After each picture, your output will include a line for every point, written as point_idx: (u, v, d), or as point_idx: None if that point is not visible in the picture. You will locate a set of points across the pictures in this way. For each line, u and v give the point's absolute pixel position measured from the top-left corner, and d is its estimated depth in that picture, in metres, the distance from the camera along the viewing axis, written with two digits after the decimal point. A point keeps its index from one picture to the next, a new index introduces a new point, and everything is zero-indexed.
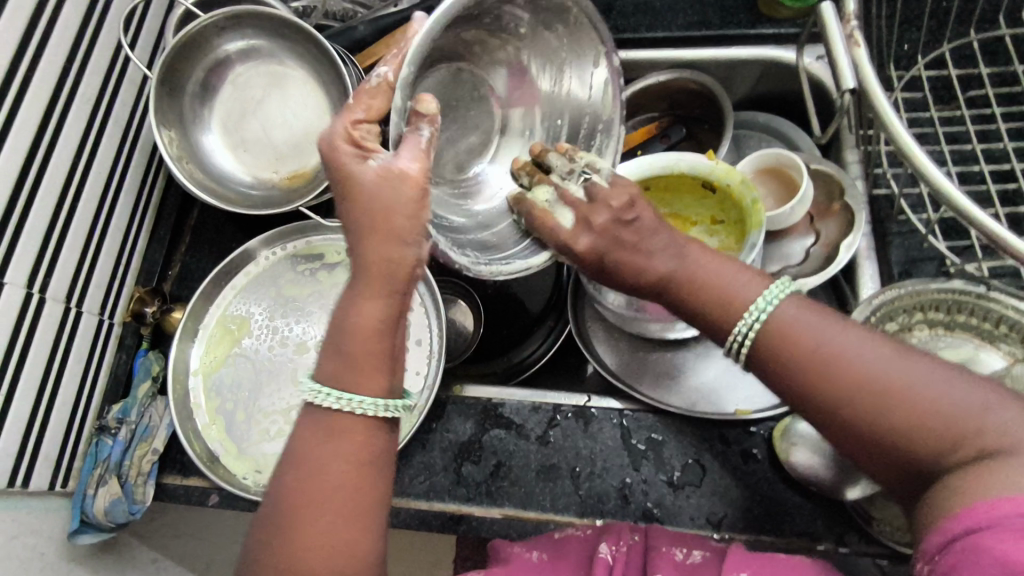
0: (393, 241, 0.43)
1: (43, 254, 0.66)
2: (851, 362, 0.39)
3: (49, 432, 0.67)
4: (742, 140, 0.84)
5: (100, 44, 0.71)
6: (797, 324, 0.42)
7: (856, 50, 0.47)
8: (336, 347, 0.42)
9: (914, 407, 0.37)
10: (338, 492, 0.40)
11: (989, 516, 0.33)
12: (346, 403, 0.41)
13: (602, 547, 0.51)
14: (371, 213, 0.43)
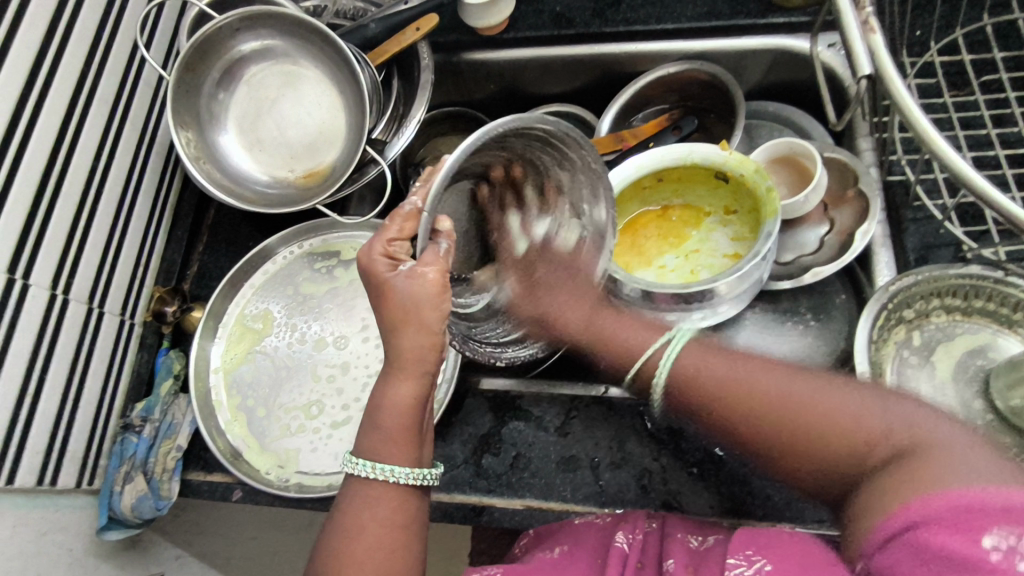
0: (415, 331, 0.46)
1: (66, 256, 0.67)
2: (761, 390, 0.46)
3: (75, 431, 0.68)
4: (753, 129, 0.85)
5: (117, 48, 0.72)
6: (698, 361, 0.49)
7: (872, 36, 0.47)
8: (372, 423, 0.47)
9: (813, 414, 0.44)
10: (381, 552, 0.45)
11: (927, 510, 0.34)
12: (377, 471, 0.46)
13: (619, 537, 0.52)
14: (414, 326, 0.46)
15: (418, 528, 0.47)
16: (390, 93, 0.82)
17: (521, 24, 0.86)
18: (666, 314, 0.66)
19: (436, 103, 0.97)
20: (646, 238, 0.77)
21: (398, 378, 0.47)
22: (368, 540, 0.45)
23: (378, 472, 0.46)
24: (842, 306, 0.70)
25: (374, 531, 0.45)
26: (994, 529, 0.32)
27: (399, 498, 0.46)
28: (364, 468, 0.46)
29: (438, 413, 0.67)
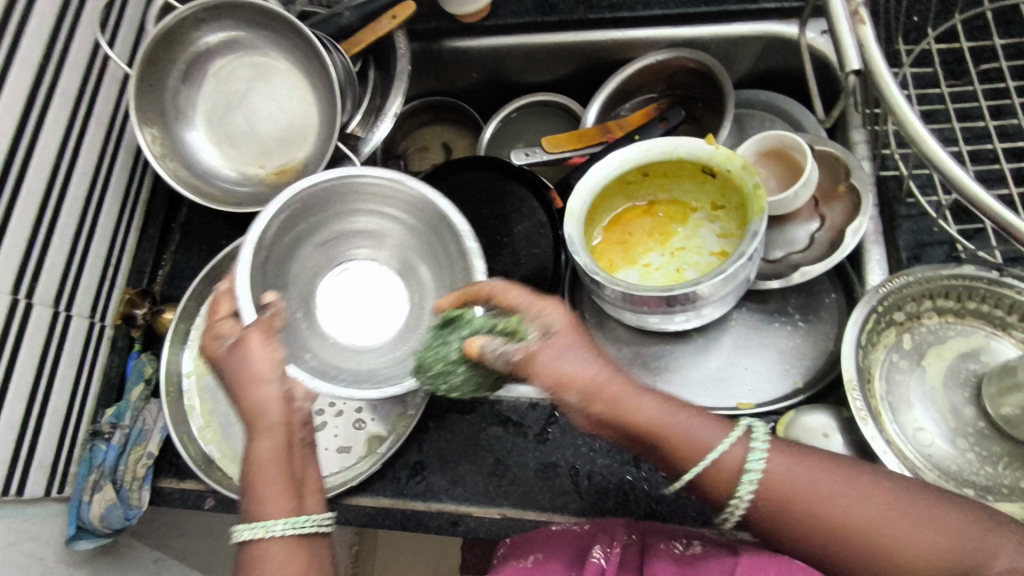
0: (258, 386, 0.48)
1: (28, 259, 0.64)
2: (840, 521, 0.42)
3: (42, 438, 0.66)
4: (744, 120, 0.81)
5: (79, 39, 0.69)
6: (791, 471, 0.43)
7: (862, 27, 0.44)
8: (252, 489, 0.46)
9: (907, 556, 0.41)
10: None
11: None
12: (269, 529, 0.44)
13: (595, 550, 0.49)
14: (255, 393, 0.48)
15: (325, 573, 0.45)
16: (366, 84, 0.79)
17: (503, 10, 0.82)
18: (649, 317, 0.65)
19: (416, 93, 0.94)
20: (631, 235, 0.74)
21: (253, 440, 0.47)
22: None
23: (271, 529, 0.44)
24: (831, 305, 0.68)
25: None
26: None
27: (301, 551, 0.45)
28: (251, 531, 0.44)
29: (412, 421, 0.65)
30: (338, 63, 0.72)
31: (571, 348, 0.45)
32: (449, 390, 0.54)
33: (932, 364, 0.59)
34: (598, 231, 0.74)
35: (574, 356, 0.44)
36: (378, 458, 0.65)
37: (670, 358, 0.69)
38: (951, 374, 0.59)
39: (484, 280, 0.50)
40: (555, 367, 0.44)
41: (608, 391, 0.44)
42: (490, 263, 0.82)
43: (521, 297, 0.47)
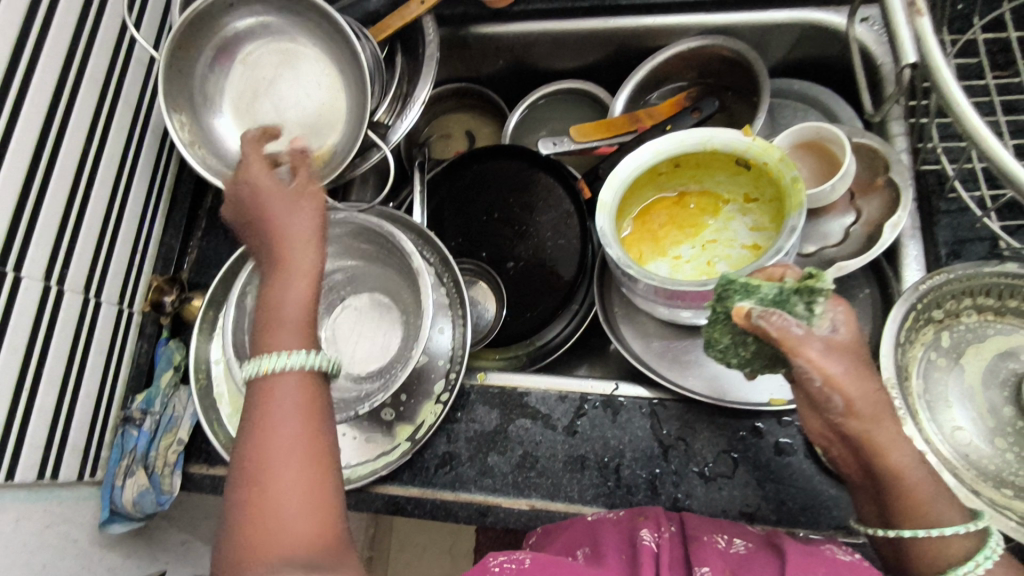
0: (285, 221, 0.51)
1: (60, 245, 0.64)
2: None
3: (75, 423, 0.67)
4: (777, 110, 0.81)
5: (106, 23, 0.69)
6: None
7: (918, 20, 0.42)
8: (276, 321, 0.47)
9: None
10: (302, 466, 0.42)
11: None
12: (274, 363, 0.45)
13: (646, 533, 0.50)
14: (277, 218, 0.52)
15: (327, 409, 0.45)
16: (393, 70, 0.78)
17: None
18: (681, 311, 0.65)
19: (441, 80, 0.93)
20: (661, 226, 0.74)
21: (274, 256, 0.50)
22: (273, 438, 0.42)
23: (277, 363, 0.45)
24: (865, 301, 0.67)
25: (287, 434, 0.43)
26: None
27: (307, 382, 0.45)
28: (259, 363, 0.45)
29: (442, 411, 0.66)
30: (370, 51, 0.71)
31: (839, 355, 0.41)
32: (741, 364, 0.51)
33: (971, 362, 0.58)
34: (628, 221, 0.73)
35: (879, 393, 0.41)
36: (407, 448, 0.65)
37: (698, 353, 0.70)
38: (989, 373, 0.58)
39: (775, 264, 0.51)
40: (836, 372, 0.40)
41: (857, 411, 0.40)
42: (515, 252, 0.83)
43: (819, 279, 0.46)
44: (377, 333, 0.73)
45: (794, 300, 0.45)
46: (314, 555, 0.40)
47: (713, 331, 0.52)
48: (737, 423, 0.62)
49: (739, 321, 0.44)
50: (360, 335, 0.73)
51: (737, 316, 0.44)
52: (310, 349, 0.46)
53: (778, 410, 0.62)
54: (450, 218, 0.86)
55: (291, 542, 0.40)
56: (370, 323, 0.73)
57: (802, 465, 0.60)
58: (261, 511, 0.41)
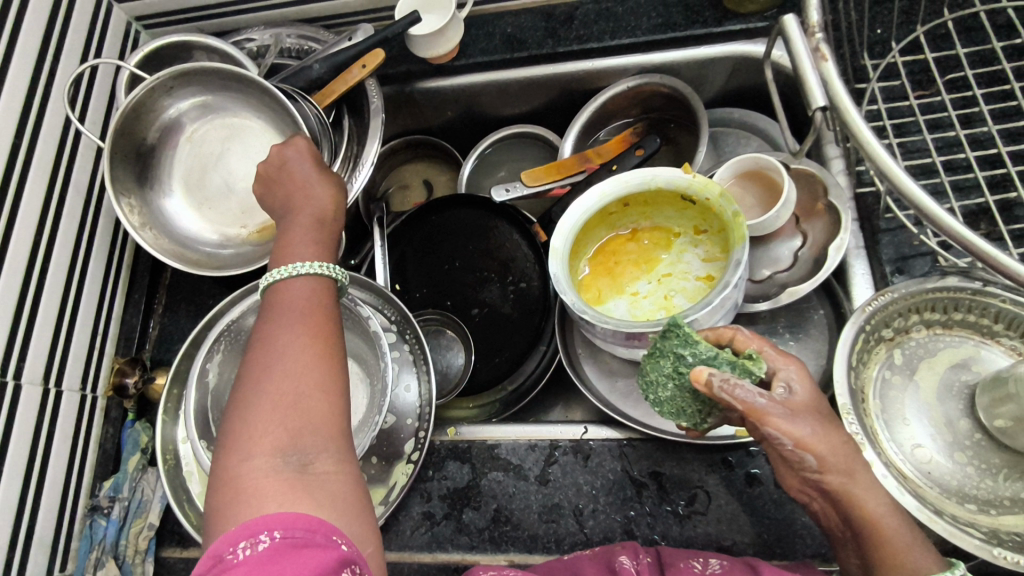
0: (307, 188, 0.59)
1: (13, 338, 0.64)
2: None
3: (40, 518, 0.66)
4: (719, 138, 0.83)
5: (50, 113, 0.69)
6: None
7: (824, 64, 0.45)
8: (292, 249, 0.54)
9: None
10: (310, 353, 0.46)
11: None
12: (294, 271, 0.51)
13: (624, 559, 0.52)
14: (300, 188, 0.59)
15: (333, 313, 0.51)
16: (342, 133, 0.79)
17: (472, 48, 0.83)
18: (639, 350, 0.66)
19: (393, 134, 0.95)
20: (617, 265, 0.74)
21: (293, 215, 0.58)
22: (283, 338, 0.47)
23: (291, 271, 0.51)
24: (820, 322, 0.69)
25: (299, 338, 0.47)
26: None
27: (318, 286, 0.51)
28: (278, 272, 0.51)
29: (412, 470, 0.65)
30: (314, 112, 0.73)
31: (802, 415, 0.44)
32: (677, 411, 0.55)
33: (925, 378, 0.59)
34: (583, 263, 0.74)
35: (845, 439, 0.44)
36: (382, 510, 0.64)
37: None
38: (944, 387, 0.59)
39: (725, 324, 0.53)
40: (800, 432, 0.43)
41: (824, 459, 0.43)
42: (479, 298, 0.83)
43: (764, 347, 0.50)
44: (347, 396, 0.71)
45: (730, 369, 0.49)
46: (314, 451, 0.43)
47: (647, 366, 0.57)
48: (706, 457, 0.62)
49: (700, 386, 0.46)
50: None
51: (695, 380, 0.46)
52: (320, 262, 0.53)
53: (745, 441, 0.62)
54: (414, 270, 0.86)
55: (301, 433, 0.43)
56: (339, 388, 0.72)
57: (772, 494, 0.60)
58: (270, 401, 0.44)
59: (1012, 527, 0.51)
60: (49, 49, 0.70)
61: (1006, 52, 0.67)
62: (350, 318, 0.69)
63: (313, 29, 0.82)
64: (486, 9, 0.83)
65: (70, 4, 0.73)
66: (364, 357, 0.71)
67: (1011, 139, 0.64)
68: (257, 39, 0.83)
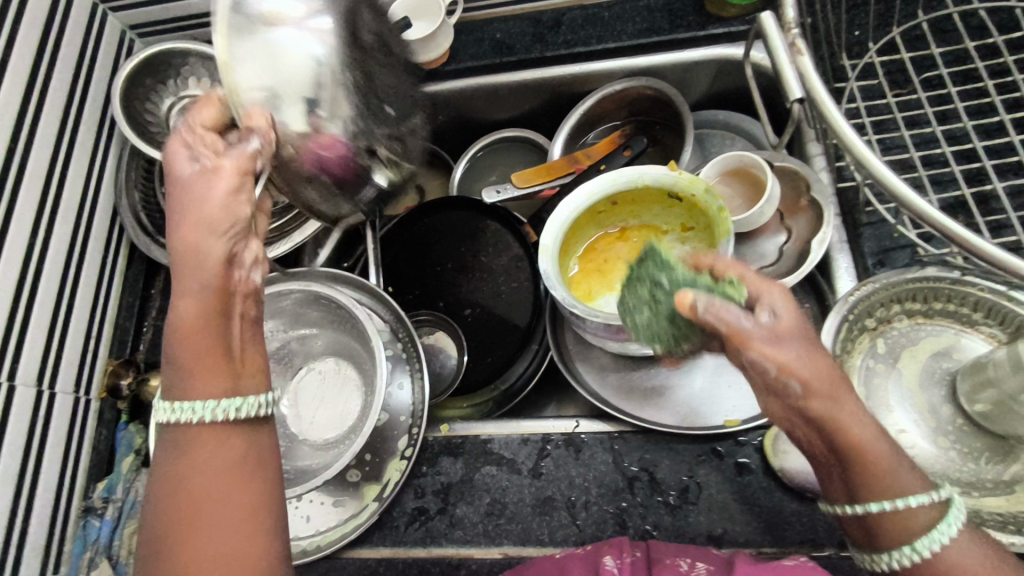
0: (206, 233, 0.40)
1: (7, 341, 0.65)
2: None
3: (34, 519, 0.66)
4: (705, 139, 0.85)
5: (45, 119, 0.71)
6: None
7: (800, 58, 0.46)
8: (189, 356, 0.39)
9: None
10: (236, 515, 0.38)
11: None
12: (184, 416, 0.38)
13: (608, 560, 0.52)
14: (203, 199, 0.40)
15: (262, 453, 0.40)
16: None
17: (462, 54, 0.84)
18: (629, 343, 0.67)
19: None
20: (607, 262, 0.76)
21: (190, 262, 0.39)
22: (201, 500, 0.37)
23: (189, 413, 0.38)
24: (806, 315, 0.70)
25: (215, 499, 0.38)
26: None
27: (235, 431, 0.39)
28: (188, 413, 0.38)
29: (407, 467, 0.66)
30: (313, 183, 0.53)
31: (782, 341, 0.39)
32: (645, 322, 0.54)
33: (907, 366, 0.61)
34: (574, 261, 0.75)
35: (824, 371, 0.39)
36: (375, 507, 0.65)
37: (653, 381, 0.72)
38: (926, 374, 0.60)
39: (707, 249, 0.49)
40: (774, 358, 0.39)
41: (785, 410, 0.39)
42: (471, 299, 0.84)
43: (745, 273, 0.44)
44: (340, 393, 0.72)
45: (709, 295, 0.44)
46: None
47: (627, 296, 0.58)
48: (696, 448, 0.63)
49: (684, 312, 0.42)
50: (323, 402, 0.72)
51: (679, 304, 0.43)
52: (257, 396, 0.40)
53: (732, 431, 0.63)
54: (407, 271, 0.87)
55: None
56: (333, 387, 0.73)
57: (761, 483, 0.61)
58: None
59: (995, 509, 0.53)
60: (43, 56, 0.71)
61: (979, 51, 0.69)
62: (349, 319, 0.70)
63: None
64: (476, 15, 0.85)
65: (65, 13, 0.75)
66: (361, 357, 0.72)
67: (986, 134, 0.66)
68: None
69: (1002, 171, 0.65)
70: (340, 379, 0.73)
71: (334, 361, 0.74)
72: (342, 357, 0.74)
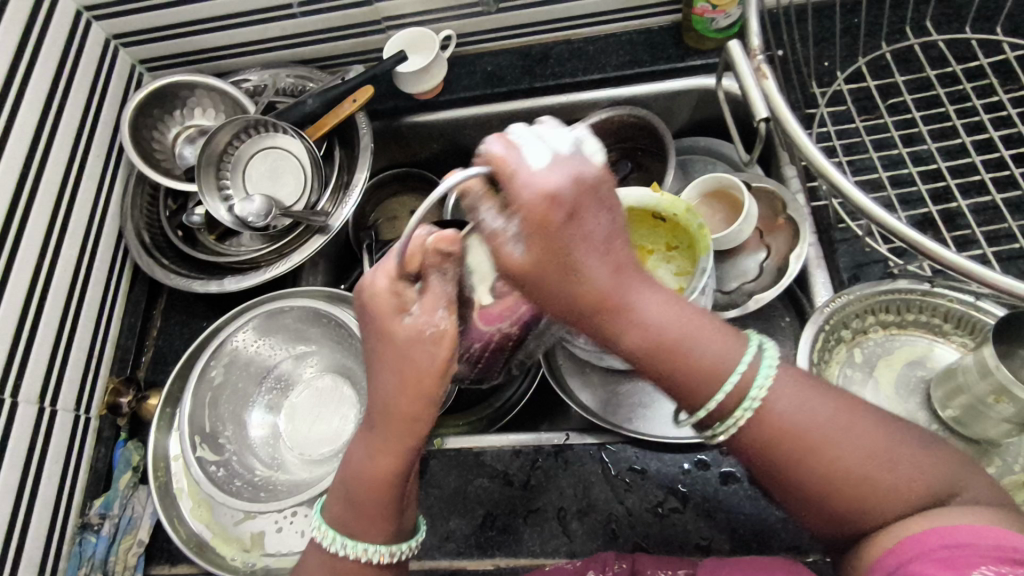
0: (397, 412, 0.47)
1: (13, 360, 0.67)
2: (862, 470, 0.42)
3: (30, 535, 0.67)
4: (688, 164, 0.88)
5: (56, 147, 0.74)
6: (792, 420, 0.43)
7: (765, 82, 0.51)
8: (347, 502, 0.50)
9: (872, 490, 0.42)
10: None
11: (924, 547, 0.39)
12: (352, 550, 0.49)
13: None
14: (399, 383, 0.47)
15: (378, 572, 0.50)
16: (332, 164, 0.84)
17: (455, 86, 0.89)
18: (616, 354, 0.70)
19: (383, 166, 1.00)
20: None
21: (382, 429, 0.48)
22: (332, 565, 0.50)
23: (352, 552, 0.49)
24: (787, 328, 0.73)
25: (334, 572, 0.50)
26: (978, 566, 0.37)
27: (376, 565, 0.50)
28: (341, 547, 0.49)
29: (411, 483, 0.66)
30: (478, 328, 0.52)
31: (601, 196, 0.42)
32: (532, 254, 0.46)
33: (883, 373, 0.63)
34: None
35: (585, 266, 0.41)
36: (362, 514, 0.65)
37: (640, 396, 0.74)
38: (902, 381, 0.63)
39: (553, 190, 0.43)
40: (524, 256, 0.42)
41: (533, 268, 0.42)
42: None
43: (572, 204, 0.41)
44: (336, 408, 0.74)
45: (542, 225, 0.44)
46: None
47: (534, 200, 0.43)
48: (683, 458, 0.65)
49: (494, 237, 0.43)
50: (321, 417, 0.74)
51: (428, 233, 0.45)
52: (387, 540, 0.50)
53: (718, 440, 0.65)
54: None
55: None
56: (331, 402, 0.74)
57: (747, 490, 0.63)
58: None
59: None
60: (57, 91, 0.75)
61: (940, 79, 0.74)
62: (348, 339, 0.72)
63: (305, 69, 0.88)
64: (468, 49, 0.90)
65: (78, 51, 0.79)
66: (359, 374, 0.74)
67: (950, 155, 0.70)
68: (253, 79, 0.89)
69: (966, 189, 0.68)
70: (339, 393, 0.74)
71: (333, 380, 0.75)
72: (342, 375, 0.75)
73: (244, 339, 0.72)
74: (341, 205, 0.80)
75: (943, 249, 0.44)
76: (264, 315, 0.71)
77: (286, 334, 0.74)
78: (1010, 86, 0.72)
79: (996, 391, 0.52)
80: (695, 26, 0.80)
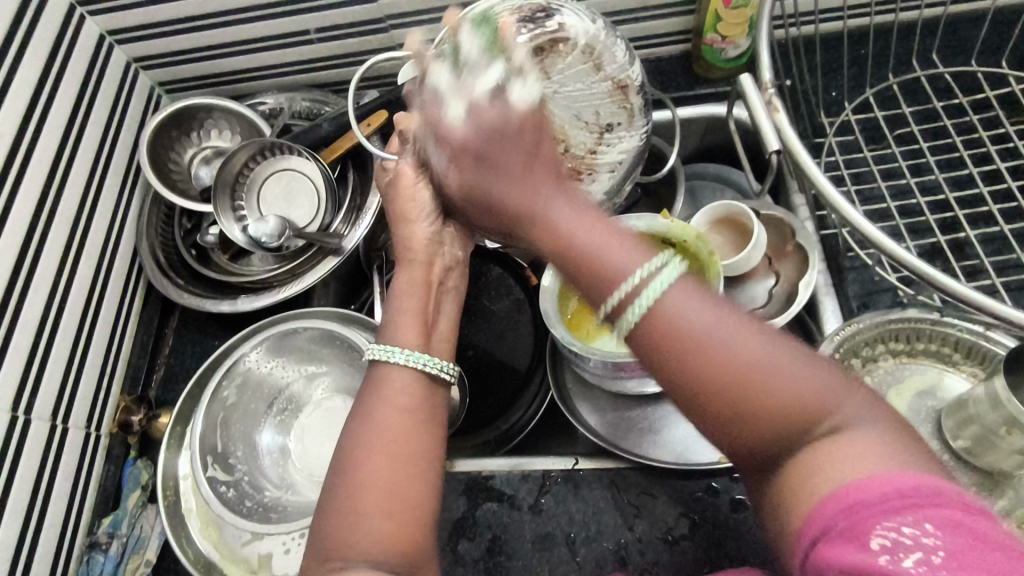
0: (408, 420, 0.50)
1: (27, 376, 0.67)
2: (762, 389, 0.37)
3: (38, 553, 0.67)
4: (697, 190, 0.89)
5: (76, 167, 0.76)
6: (676, 322, 0.37)
7: (776, 114, 0.52)
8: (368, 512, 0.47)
9: (763, 407, 0.37)
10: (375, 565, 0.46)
11: (846, 505, 0.34)
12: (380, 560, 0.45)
13: None
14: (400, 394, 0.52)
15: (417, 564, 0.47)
16: (345, 186, 0.85)
17: None
18: (626, 380, 0.70)
19: None
20: None
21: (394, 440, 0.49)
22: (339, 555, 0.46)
23: (403, 356, 0.52)
24: None
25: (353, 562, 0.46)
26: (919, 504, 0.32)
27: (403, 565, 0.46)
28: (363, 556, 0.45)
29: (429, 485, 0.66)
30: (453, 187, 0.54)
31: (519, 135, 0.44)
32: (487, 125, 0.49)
33: (897, 404, 0.63)
34: (571, 302, 0.73)
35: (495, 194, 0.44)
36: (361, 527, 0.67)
37: (650, 419, 0.74)
38: (914, 411, 0.62)
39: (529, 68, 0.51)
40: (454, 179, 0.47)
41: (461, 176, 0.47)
42: (473, 339, 0.82)
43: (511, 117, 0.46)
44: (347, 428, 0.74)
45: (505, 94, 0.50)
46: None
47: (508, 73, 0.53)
48: (693, 484, 0.65)
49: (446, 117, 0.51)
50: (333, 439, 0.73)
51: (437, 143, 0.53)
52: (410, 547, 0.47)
53: (730, 467, 0.65)
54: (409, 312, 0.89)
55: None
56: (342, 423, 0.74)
57: (757, 518, 0.62)
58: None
59: None
60: (79, 112, 0.77)
61: (947, 111, 0.75)
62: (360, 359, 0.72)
63: (322, 93, 0.90)
64: None
65: (100, 74, 0.81)
66: None
67: (958, 186, 0.71)
68: (270, 102, 0.90)
69: (974, 220, 0.69)
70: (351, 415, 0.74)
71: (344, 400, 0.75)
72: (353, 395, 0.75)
73: (254, 358, 0.72)
74: (354, 228, 0.81)
75: (955, 282, 0.44)
76: (275, 337, 0.72)
77: (297, 353, 0.74)
78: (1016, 118, 0.73)
79: (1008, 422, 0.52)
80: (704, 56, 0.82)
